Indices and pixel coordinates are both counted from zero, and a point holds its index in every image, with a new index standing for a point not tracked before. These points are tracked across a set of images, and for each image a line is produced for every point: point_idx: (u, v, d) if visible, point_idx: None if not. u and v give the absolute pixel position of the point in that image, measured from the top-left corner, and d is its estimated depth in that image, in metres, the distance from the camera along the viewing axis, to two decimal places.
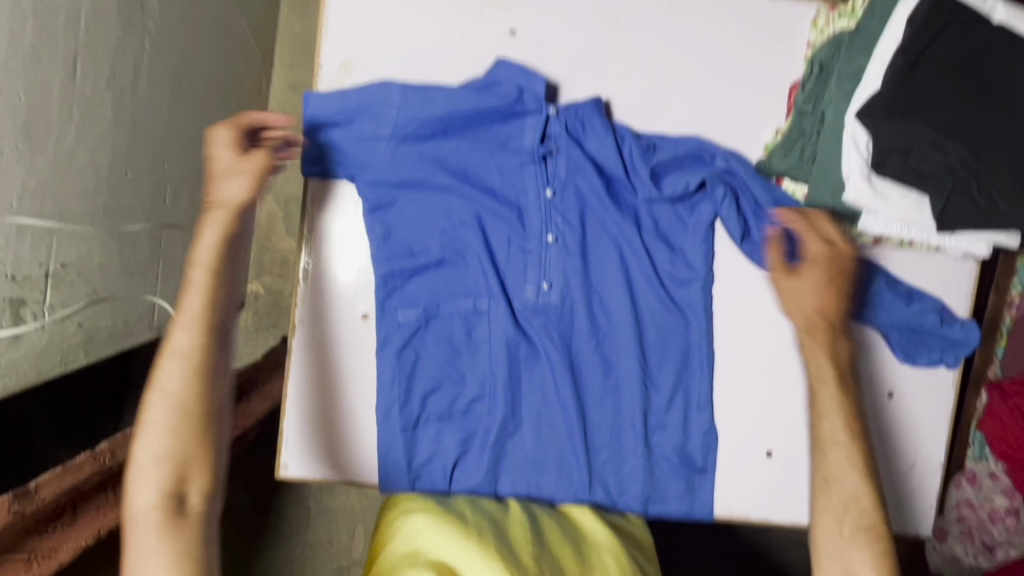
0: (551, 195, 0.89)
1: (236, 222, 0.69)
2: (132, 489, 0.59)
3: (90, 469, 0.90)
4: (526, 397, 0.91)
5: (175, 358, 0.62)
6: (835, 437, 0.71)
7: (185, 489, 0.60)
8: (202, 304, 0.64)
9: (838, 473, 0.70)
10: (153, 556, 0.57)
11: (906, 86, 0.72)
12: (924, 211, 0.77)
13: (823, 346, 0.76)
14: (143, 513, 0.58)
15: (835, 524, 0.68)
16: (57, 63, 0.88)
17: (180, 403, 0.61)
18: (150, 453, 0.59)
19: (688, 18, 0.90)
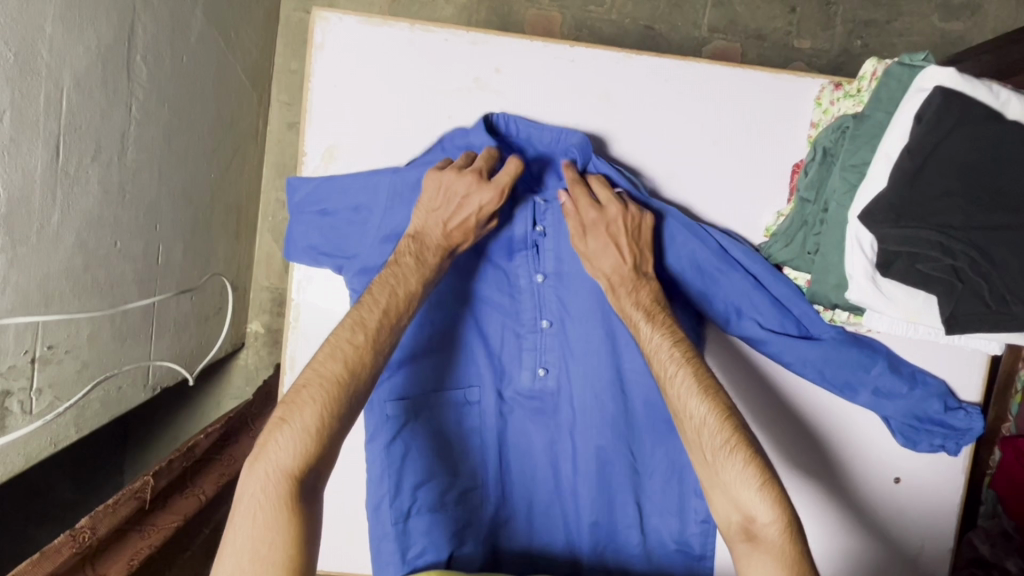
0: (542, 281, 0.88)
1: (411, 261, 0.77)
2: (273, 447, 0.65)
3: (68, 551, 0.86)
4: (517, 483, 0.91)
5: (338, 352, 0.69)
6: (667, 370, 0.75)
7: (316, 467, 0.65)
8: (386, 300, 0.73)
9: (680, 398, 0.73)
10: (269, 511, 0.62)
11: (913, 188, 0.68)
12: (932, 311, 0.72)
13: (637, 292, 0.80)
14: (275, 473, 0.63)
15: (696, 431, 0.73)
16: (39, 149, 0.87)
17: (344, 381, 0.68)
18: (306, 421, 0.65)
19: (683, 98, 0.89)
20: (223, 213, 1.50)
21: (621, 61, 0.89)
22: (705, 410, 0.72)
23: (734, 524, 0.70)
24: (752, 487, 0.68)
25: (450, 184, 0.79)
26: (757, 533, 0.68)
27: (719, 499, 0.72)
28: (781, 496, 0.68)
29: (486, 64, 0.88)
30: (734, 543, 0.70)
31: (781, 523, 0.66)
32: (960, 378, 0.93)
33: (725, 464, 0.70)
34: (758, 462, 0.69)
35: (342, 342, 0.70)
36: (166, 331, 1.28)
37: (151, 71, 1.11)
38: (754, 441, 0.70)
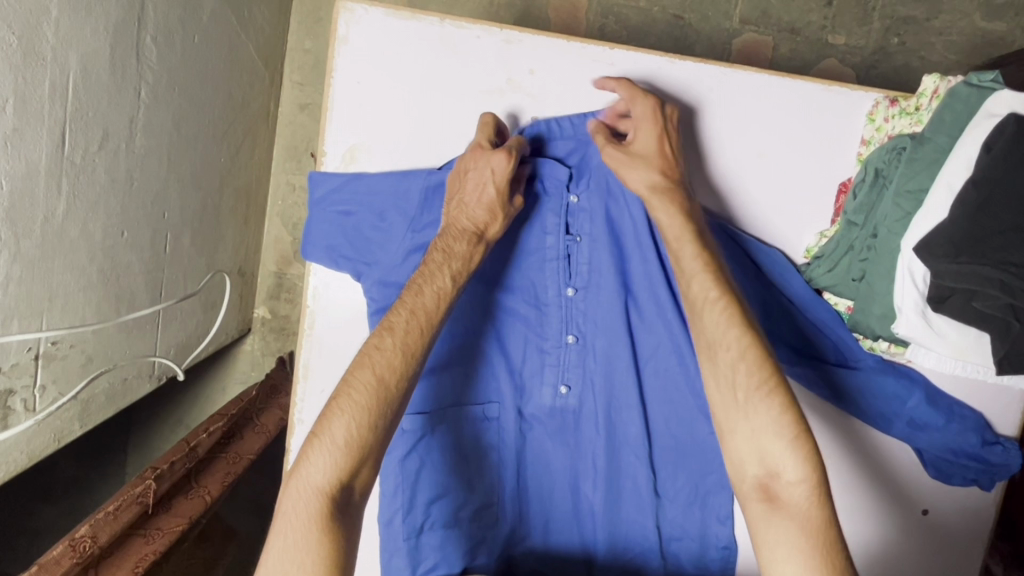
0: (573, 294, 0.85)
1: (438, 255, 0.73)
2: (309, 464, 0.63)
3: (69, 562, 0.84)
4: (533, 501, 0.88)
5: (369, 363, 0.66)
6: (706, 298, 0.74)
7: (350, 481, 0.64)
8: (414, 299, 0.71)
9: (716, 327, 0.73)
10: (305, 529, 0.60)
11: (979, 220, 0.64)
12: (983, 351, 0.69)
13: (670, 202, 0.77)
14: (308, 491, 0.62)
15: (729, 367, 0.72)
16: (43, 139, 0.82)
17: (383, 390, 0.66)
18: (342, 436, 0.63)
19: (729, 106, 0.85)
20: (232, 198, 1.45)
21: (664, 66, 0.84)
22: (743, 345, 0.71)
23: (749, 481, 0.70)
24: (782, 440, 0.67)
25: (461, 160, 0.78)
26: (781, 493, 0.67)
27: (738, 449, 0.71)
28: (814, 455, 0.67)
29: (521, 65, 0.84)
30: (750, 501, 0.69)
31: (811, 484, 0.66)
32: (996, 411, 0.88)
33: (756, 407, 0.69)
34: (793, 413, 0.68)
35: (373, 350, 0.68)
36: (172, 322, 1.24)
37: (161, 52, 1.06)
38: (792, 393, 0.69)
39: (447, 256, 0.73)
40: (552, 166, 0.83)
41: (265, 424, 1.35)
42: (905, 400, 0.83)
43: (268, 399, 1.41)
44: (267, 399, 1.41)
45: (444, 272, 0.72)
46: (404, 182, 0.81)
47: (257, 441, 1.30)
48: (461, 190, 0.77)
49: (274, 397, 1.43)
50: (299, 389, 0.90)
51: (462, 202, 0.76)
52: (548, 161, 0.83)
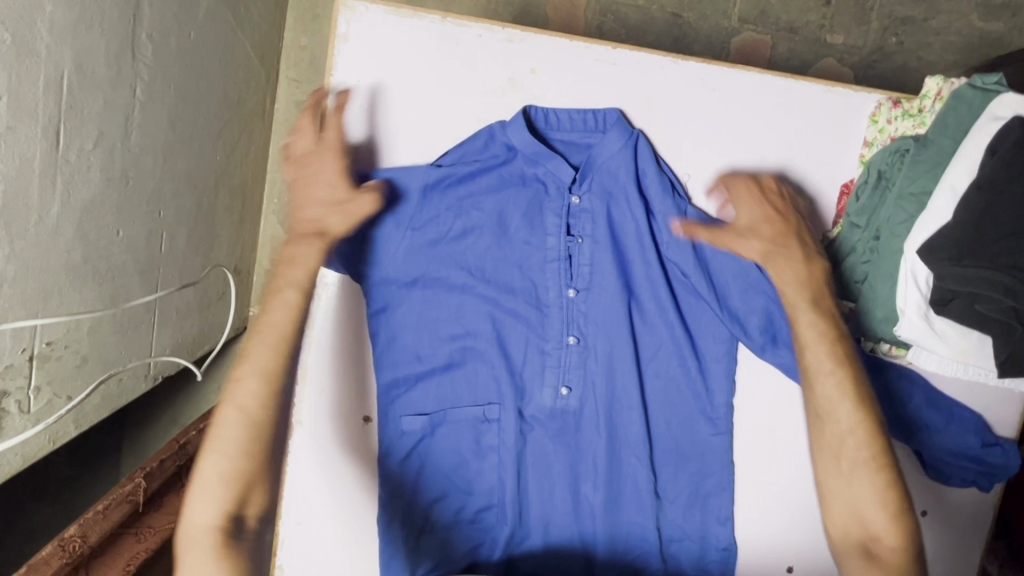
0: (574, 295, 0.84)
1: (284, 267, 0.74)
2: (193, 508, 0.66)
3: (59, 562, 0.85)
4: (533, 505, 0.87)
5: (234, 404, 0.67)
6: (820, 368, 0.73)
7: (240, 514, 0.67)
8: (263, 321, 0.72)
9: (829, 400, 0.73)
10: (201, 562, 0.64)
11: (981, 225, 0.64)
12: (986, 354, 0.69)
13: (791, 267, 0.76)
14: (198, 532, 0.65)
15: (838, 437, 0.73)
16: (37, 138, 0.81)
17: (250, 419, 0.68)
18: (216, 472, 0.66)
19: (732, 106, 0.84)
20: (228, 196, 1.44)
21: (666, 67, 0.84)
22: (855, 420, 0.72)
23: (851, 539, 0.73)
24: (884, 513, 0.71)
25: (302, 149, 0.78)
26: (881, 555, 0.71)
27: (838, 511, 0.74)
28: (910, 526, 0.71)
29: (523, 64, 0.83)
30: (848, 557, 0.72)
31: (907, 553, 0.70)
32: (993, 412, 0.89)
33: (863, 481, 0.72)
34: (897, 489, 0.71)
35: (234, 386, 0.69)
36: (167, 322, 1.23)
37: (156, 50, 1.04)
38: (895, 468, 0.72)
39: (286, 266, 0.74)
40: (559, 164, 0.82)
41: None
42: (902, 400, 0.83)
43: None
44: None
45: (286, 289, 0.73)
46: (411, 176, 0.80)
47: None
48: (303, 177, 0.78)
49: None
50: (299, 391, 0.88)
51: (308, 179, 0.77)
52: (556, 157, 0.82)
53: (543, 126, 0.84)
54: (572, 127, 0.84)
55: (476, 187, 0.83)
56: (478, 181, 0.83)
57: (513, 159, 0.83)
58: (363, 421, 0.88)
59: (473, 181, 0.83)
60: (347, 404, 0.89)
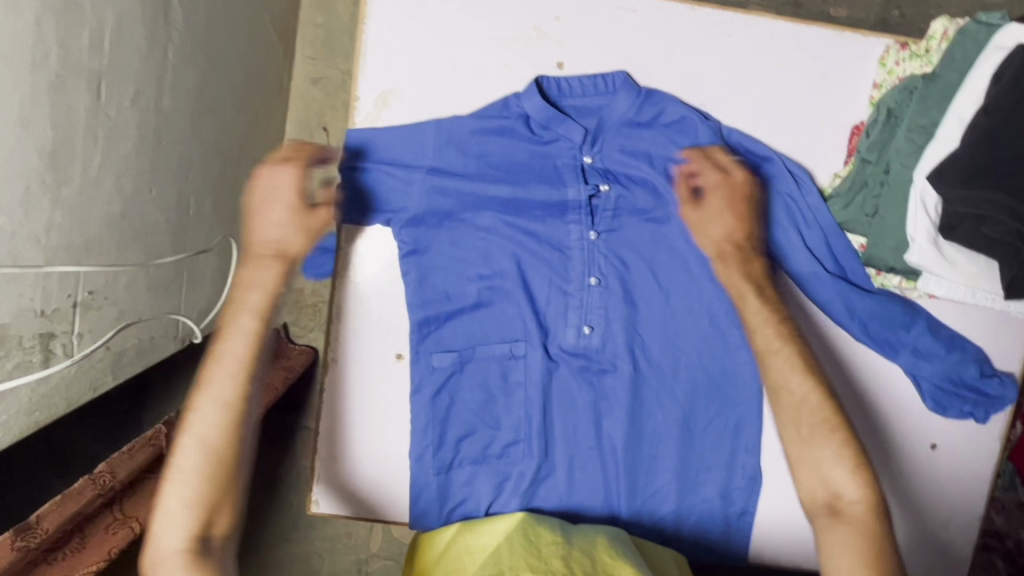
0: (596, 237, 0.89)
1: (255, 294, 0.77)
2: (159, 534, 0.67)
3: (92, 493, 0.86)
4: (558, 440, 0.91)
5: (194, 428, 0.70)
6: (771, 346, 0.78)
7: (208, 530, 0.68)
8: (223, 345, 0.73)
9: (782, 372, 0.76)
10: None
11: (988, 148, 0.67)
12: (993, 277, 0.73)
13: (734, 266, 0.83)
14: (170, 554, 0.66)
15: (793, 407, 0.75)
16: (82, 89, 0.85)
17: (206, 442, 0.70)
18: (180, 499, 0.68)
19: (732, 54, 0.94)
20: (249, 168, 1.47)
21: (685, 13, 0.95)
22: (807, 389, 0.75)
23: (818, 500, 0.72)
24: (845, 466, 0.71)
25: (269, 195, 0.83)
26: (846, 509, 0.70)
27: (804, 477, 0.74)
28: (874, 479, 0.71)
29: (548, 14, 0.94)
30: (817, 516, 0.72)
31: (869, 504, 0.70)
32: (999, 346, 0.94)
33: (821, 441, 0.73)
34: (855, 444, 0.72)
35: (195, 407, 0.72)
36: (196, 285, 1.27)
37: (187, 15, 1.09)
38: (854, 427, 0.73)
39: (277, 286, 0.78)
40: (570, 127, 0.88)
41: (268, 383, 1.36)
42: (906, 343, 0.86)
43: None
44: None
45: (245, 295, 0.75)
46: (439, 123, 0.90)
47: None
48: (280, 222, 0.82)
49: (275, 359, 1.46)
50: (334, 330, 0.98)
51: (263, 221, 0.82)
52: (567, 120, 0.89)
53: (556, 94, 0.91)
54: (584, 93, 0.91)
55: (485, 144, 0.90)
56: (495, 140, 0.90)
57: (524, 129, 0.90)
58: (395, 357, 0.98)
59: (488, 141, 0.90)
60: (380, 346, 0.98)
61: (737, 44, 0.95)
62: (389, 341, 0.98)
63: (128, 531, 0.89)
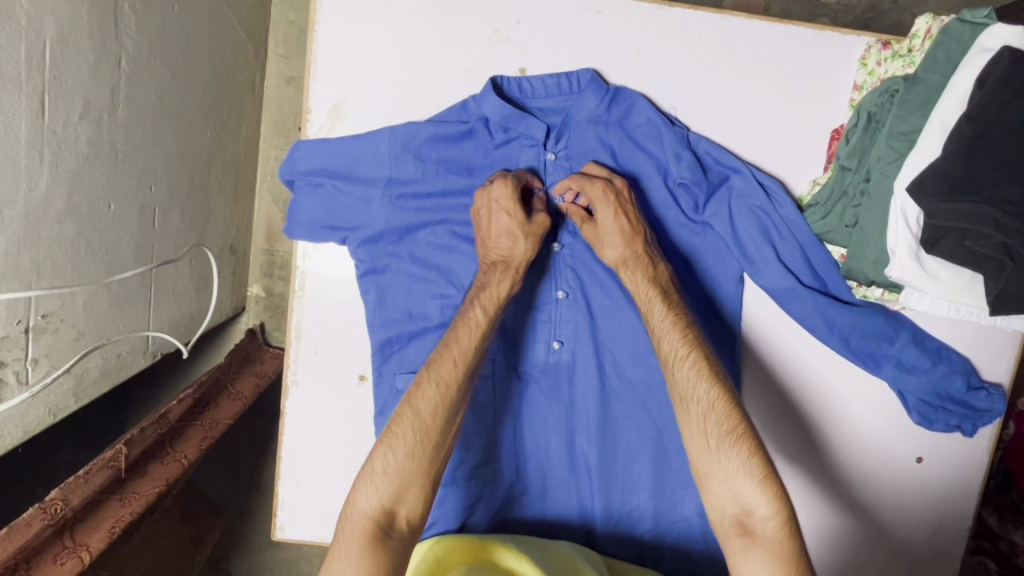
0: (561, 251, 0.92)
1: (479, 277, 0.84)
2: (358, 494, 0.71)
3: (41, 523, 0.85)
4: (531, 455, 0.95)
5: (423, 402, 0.75)
6: (676, 354, 0.80)
7: (395, 507, 0.71)
8: (450, 336, 0.80)
9: (688, 381, 0.78)
10: (350, 549, 0.69)
11: (971, 157, 0.63)
12: (976, 289, 0.70)
13: (638, 270, 0.85)
14: (360, 516, 0.70)
15: (699, 416, 0.77)
16: (22, 106, 0.81)
17: (424, 423, 0.74)
18: (387, 468, 0.72)
19: (699, 55, 0.91)
20: (221, 173, 1.43)
21: (652, 13, 0.91)
22: (712, 397, 0.77)
23: (728, 518, 0.75)
24: (753, 480, 0.73)
25: (478, 206, 0.87)
26: (755, 527, 0.73)
27: (715, 491, 0.76)
28: (781, 491, 0.73)
29: (509, 16, 0.91)
30: (729, 535, 0.74)
31: (781, 519, 0.72)
32: (982, 354, 0.93)
33: (728, 453, 0.74)
34: (760, 455, 0.74)
35: (419, 387, 0.76)
36: (164, 298, 1.23)
37: (141, 22, 1.04)
38: (757, 436, 0.75)
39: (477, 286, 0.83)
40: (530, 123, 0.88)
41: (240, 391, 1.34)
42: (884, 357, 0.88)
43: (242, 368, 1.40)
44: (239, 368, 1.40)
45: (501, 276, 0.83)
46: (395, 134, 0.89)
47: (234, 407, 1.29)
48: (496, 231, 0.85)
49: (247, 365, 1.42)
50: (293, 351, 0.97)
51: (486, 240, 0.86)
52: (527, 117, 0.88)
53: (519, 95, 0.90)
54: (548, 93, 0.90)
55: (447, 151, 0.90)
56: (456, 145, 0.90)
57: (486, 133, 0.90)
58: (358, 379, 0.97)
59: (448, 147, 0.90)
60: (344, 364, 0.98)
61: (707, 45, 0.91)
62: (352, 359, 0.97)
63: (78, 560, 0.88)
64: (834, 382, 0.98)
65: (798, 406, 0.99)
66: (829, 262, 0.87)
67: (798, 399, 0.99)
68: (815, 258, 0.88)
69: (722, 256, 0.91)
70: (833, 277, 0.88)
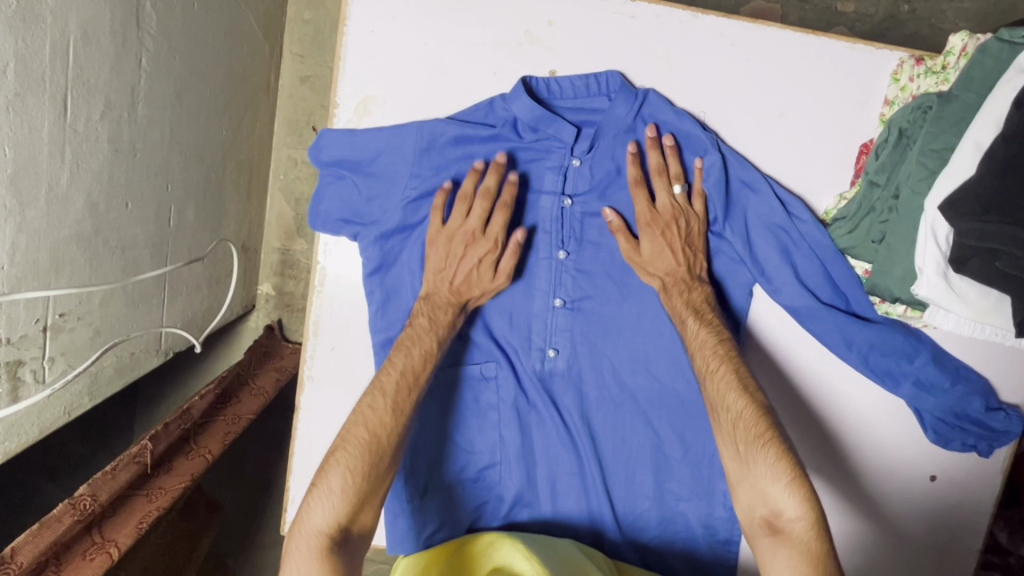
0: (564, 257, 0.91)
1: (430, 303, 0.85)
2: (312, 510, 0.70)
3: (71, 520, 0.85)
4: (537, 455, 0.95)
5: (371, 415, 0.75)
6: (708, 367, 0.81)
7: (348, 523, 0.71)
8: (402, 361, 0.80)
9: (719, 391, 0.79)
10: (302, 565, 0.67)
11: (1005, 179, 0.62)
12: (1002, 313, 0.69)
13: (686, 291, 0.86)
14: (312, 533, 0.69)
15: (729, 424, 0.78)
16: (45, 105, 0.81)
17: (374, 438, 0.74)
18: (340, 485, 0.71)
19: (730, 64, 0.91)
20: (235, 171, 1.42)
21: (685, 21, 0.91)
22: (741, 406, 0.77)
23: (757, 518, 0.75)
24: (780, 482, 0.73)
25: (451, 244, 0.86)
26: (783, 526, 0.73)
27: (746, 494, 0.76)
28: (810, 493, 0.72)
29: (541, 19, 0.91)
30: (759, 536, 0.75)
31: (809, 520, 0.71)
32: (1003, 375, 0.93)
33: (756, 458, 0.74)
34: (788, 459, 0.73)
35: (367, 409, 0.76)
36: (178, 297, 1.23)
37: (161, 19, 1.03)
38: (787, 442, 0.75)
39: (428, 312, 0.85)
40: (560, 127, 0.88)
41: (261, 386, 1.36)
42: (906, 374, 0.87)
43: (261, 364, 1.43)
44: (259, 364, 1.43)
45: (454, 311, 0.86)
46: (420, 130, 0.88)
47: (255, 402, 1.31)
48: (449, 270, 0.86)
49: (265, 363, 1.44)
50: (310, 347, 0.97)
51: (442, 275, 0.86)
52: (557, 120, 0.88)
53: (546, 96, 0.90)
54: (575, 95, 0.90)
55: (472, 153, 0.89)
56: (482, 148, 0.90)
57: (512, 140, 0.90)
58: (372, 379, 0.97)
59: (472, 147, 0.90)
60: (357, 365, 0.98)
61: (740, 52, 0.91)
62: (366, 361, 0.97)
63: (107, 557, 0.88)
64: (841, 393, 0.98)
65: (800, 415, 0.98)
66: (848, 275, 0.87)
67: (805, 409, 0.98)
68: (835, 273, 0.87)
69: (735, 267, 0.91)
70: (852, 291, 0.88)
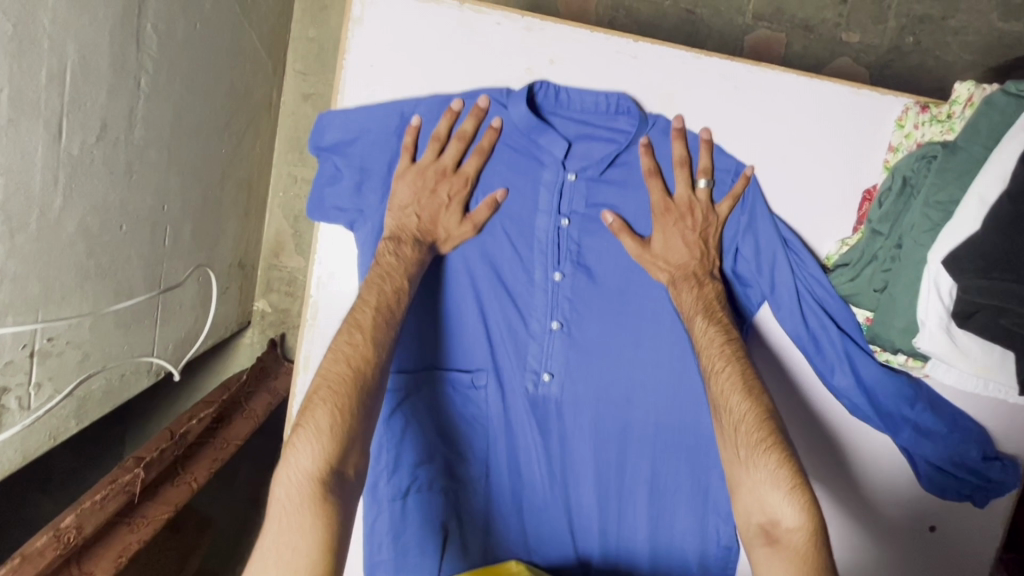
0: (561, 278, 0.89)
1: (398, 239, 0.84)
2: (297, 451, 0.66)
3: (53, 553, 0.84)
4: (527, 479, 0.94)
5: (350, 350, 0.73)
6: (714, 364, 0.80)
7: (339, 465, 0.67)
8: (375, 295, 0.78)
9: (724, 391, 0.78)
10: (295, 509, 0.63)
11: (1011, 235, 0.61)
12: (1007, 369, 0.68)
13: (693, 288, 0.85)
14: (300, 475, 0.65)
15: (732, 425, 0.76)
16: (39, 130, 0.80)
17: (353, 371, 0.71)
18: (325, 421, 0.67)
19: (733, 106, 0.90)
20: (234, 189, 1.42)
21: (688, 62, 0.90)
22: (745, 408, 0.75)
23: (754, 526, 0.73)
24: (780, 490, 0.70)
25: (425, 179, 0.87)
26: (781, 536, 0.70)
27: (745, 501, 0.74)
28: (811, 502, 0.70)
29: (543, 56, 0.90)
30: (755, 546, 0.72)
31: (808, 530, 0.69)
32: (1006, 424, 0.91)
33: (757, 462, 0.73)
34: (791, 465, 0.71)
35: (345, 344, 0.73)
36: (171, 317, 1.21)
37: (162, 40, 1.03)
38: (790, 448, 0.73)
39: (396, 245, 0.83)
40: (552, 138, 0.87)
41: (253, 411, 1.35)
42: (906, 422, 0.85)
43: (259, 384, 1.42)
44: (256, 384, 1.42)
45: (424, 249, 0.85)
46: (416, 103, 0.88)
47: (245, 427, 1.30)
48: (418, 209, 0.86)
49: (262, 382, 1.43)
50: (299, 380, 0.99)
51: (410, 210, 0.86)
52: (549, 130, 0.87)
53: (552, 103, 0.89)
54: (583, 108, 0.89)
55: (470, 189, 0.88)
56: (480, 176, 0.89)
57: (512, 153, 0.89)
58: None
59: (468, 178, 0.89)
60: None
61: (743, 93, 0.90)
62: None
63: None
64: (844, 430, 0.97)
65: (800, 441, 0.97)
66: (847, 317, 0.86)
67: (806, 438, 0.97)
68: (837, 313, 0.86)
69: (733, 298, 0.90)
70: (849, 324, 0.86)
